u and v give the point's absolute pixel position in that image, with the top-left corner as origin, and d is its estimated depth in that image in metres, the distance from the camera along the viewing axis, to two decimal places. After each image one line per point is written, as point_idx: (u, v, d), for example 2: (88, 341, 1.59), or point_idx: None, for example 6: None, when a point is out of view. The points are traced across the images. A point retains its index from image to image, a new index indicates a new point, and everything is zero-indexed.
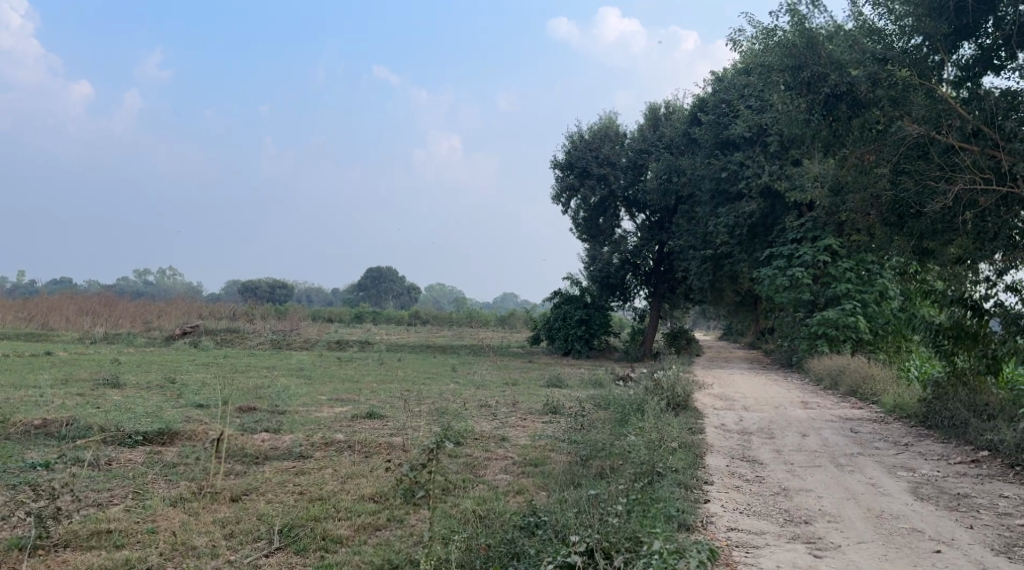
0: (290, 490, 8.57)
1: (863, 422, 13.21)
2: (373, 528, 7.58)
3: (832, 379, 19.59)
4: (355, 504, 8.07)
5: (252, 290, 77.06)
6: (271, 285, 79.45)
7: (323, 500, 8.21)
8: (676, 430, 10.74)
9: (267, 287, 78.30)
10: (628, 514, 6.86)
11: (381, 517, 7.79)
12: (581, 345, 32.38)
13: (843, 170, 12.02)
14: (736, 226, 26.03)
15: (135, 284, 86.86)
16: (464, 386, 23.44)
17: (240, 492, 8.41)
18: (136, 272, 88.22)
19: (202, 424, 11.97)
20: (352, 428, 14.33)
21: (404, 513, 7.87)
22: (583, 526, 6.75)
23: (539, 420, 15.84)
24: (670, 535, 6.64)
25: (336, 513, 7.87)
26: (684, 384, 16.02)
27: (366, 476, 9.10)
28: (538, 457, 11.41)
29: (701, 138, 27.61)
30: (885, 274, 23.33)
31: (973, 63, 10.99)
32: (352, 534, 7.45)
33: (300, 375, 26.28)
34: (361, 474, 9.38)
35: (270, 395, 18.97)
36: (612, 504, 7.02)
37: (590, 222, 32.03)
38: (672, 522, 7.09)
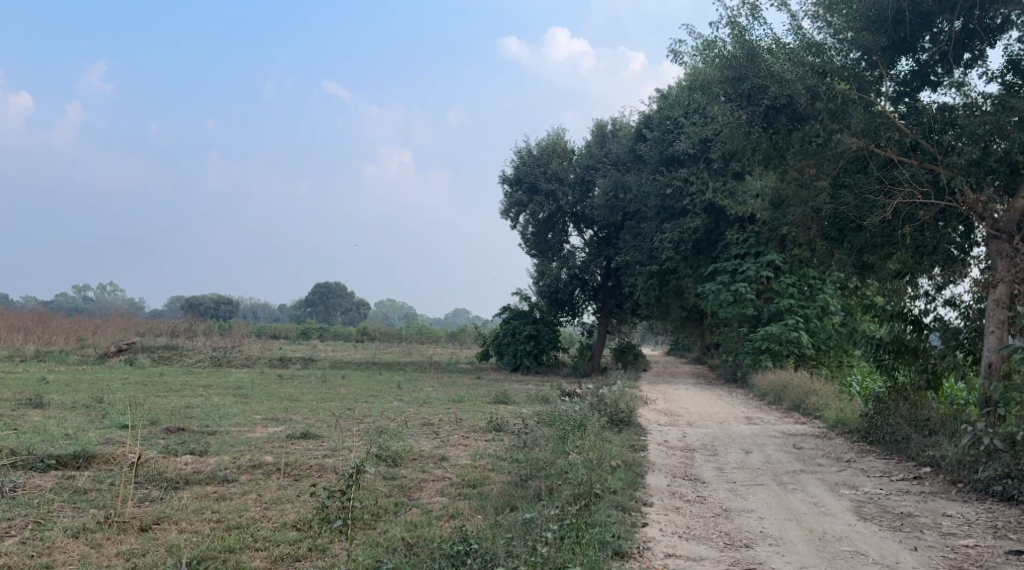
0: (206, 517, 8.20)
1: (806, 437, 13.12)
2: (292, 559, 7.24)
3: (776, 394, 19.60)
4: (275, 533, 7.73)
5: (195, 306, 75.42)
6: (214, 301, 77.86)
7: (241, 528, 7.90)
8: (618, 449, 10.46)
9: (211, 303, 76.76)
10: (559, 544, 6.66)
11: (301, 547, 7.45)
12: (530, 361, 32.10)
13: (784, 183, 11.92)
14: (681, 242, 26.05)
15: (74, 300, 84.56)
16: (406, 404, 23.00)
17: (149, 521, 7.96)
18: (75, 288, 85.89)
19: (122, 445, 11.38)
20: (286, 449, 13.82)
21: (326, 543, 7.50)
22: (512, 555, 6.42)
23: (481, 439, 15.49)
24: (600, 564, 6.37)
25: (253, 543, 7.50)
26: (629, 400, 15.82)
27: (291, 501, 8.99)
28: (476, 479, 11.07)
29: (646, 154, 27.61)
30: (827, 289, 23.61)
31: (911, 77, 11.11)
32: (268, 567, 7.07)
33: (238, 393, 25.56)
34: (286, 500, 9.06)
35: (204, 415, 18.32)
36: (541, 533, 6.81)
37: (539, 238, 31.66)
38: (606, 549, 6.77)
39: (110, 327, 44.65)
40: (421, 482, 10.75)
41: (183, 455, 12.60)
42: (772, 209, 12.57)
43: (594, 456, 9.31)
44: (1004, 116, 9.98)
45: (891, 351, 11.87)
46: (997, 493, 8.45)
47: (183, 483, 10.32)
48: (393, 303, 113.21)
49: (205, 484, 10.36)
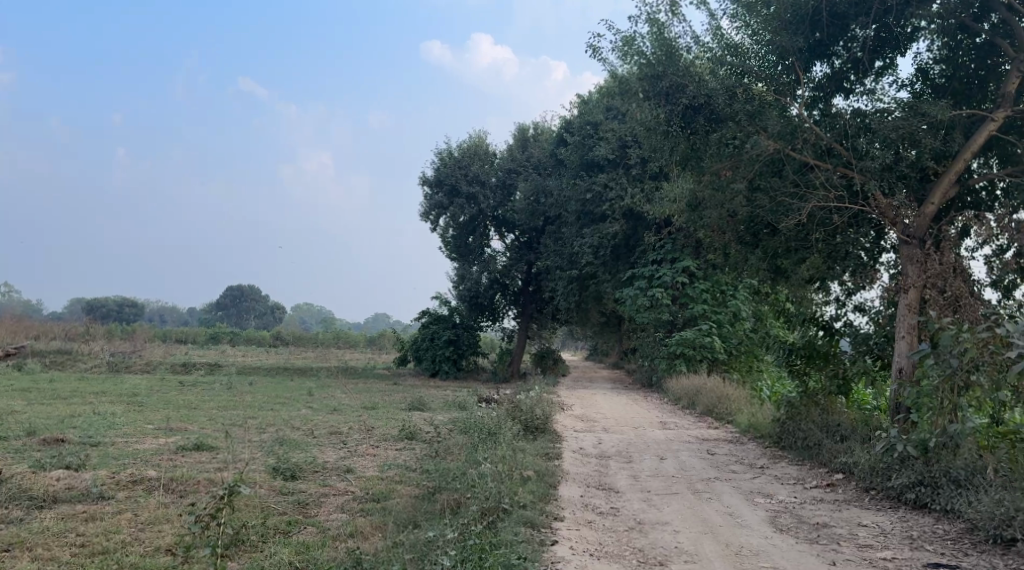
0: (67, 541, 8.37)
1: (719, 442, 12.97)
2: None
3: (689, 400, 19.57)
4: (140, 560, 7.88)
5: (97, 308, 72.31)
6: (118, 303, 74.79)
7: (106, 554, 8.05)
8: (531, 458, 10.06)
9: (117, 306, 73.76)
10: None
11: None
12: (449, 366, 31.59)
13: (701, 185, 11.74)
14: (600, 246, 25.91)
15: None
16: (314, 411, 22.21)
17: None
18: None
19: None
20: (179, 463, 12.99)
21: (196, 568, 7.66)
22: None
23: (389, 448, 14.91)
24: None
25: (117, 568, 7.72)
26: (544, 406, 15.48)
27: (166, 522, 9.05)
28: (381, 494, 10.53)
29: (567, 158, 27.39)
30: (739, 296, 23.80)
31: (826, 81, 11.05)
32: None
33: (133, 401, 24.33)
34: (161, 520, 9.15)
35: (92, 426, 17.23)
36: (436, 558, 6.39)
37: (459, 241, 31.09)
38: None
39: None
40: (322, 499, 10.54)
41: (61, 472, 11.68)
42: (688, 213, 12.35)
43: (504, 466, 8.91)
44: (916, 121, 9.99)
45: (802, 356, 11.72)
46: (910, 500, 8.35)
47: (49, 500, 10.19)
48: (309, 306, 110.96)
49: (74, 501, 10.22)
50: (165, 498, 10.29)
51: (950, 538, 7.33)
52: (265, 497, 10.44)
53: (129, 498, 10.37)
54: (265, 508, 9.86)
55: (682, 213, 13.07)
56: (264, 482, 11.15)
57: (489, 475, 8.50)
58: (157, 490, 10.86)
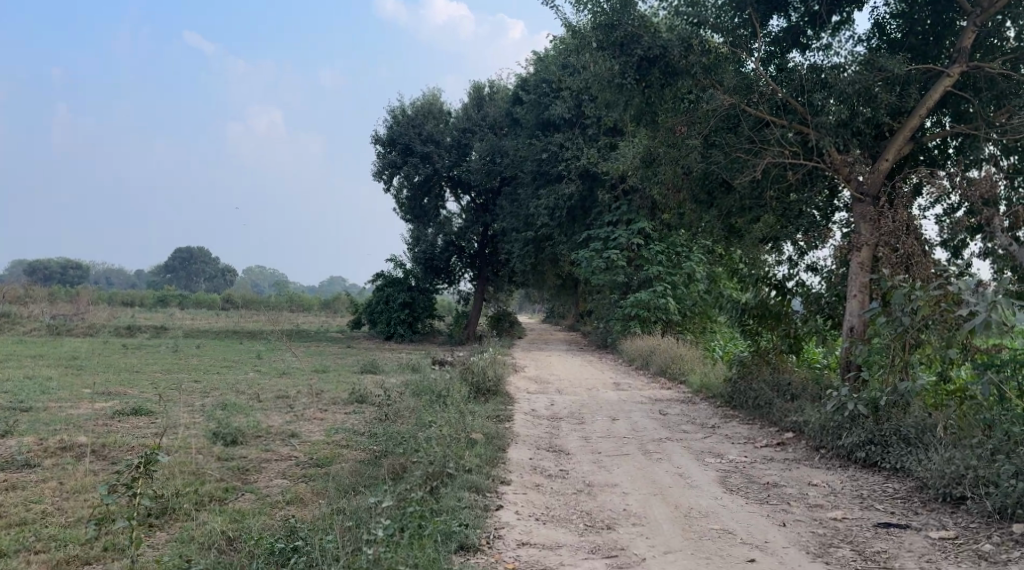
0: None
1: (672, 402, 12.90)
2: (81, 562, 7.11)
3: (643, 361, 19.53)
4: (61, 531, 7.61)
5: (40, 270, 70.28)
6: (63, 265, 72.82)
7: (25, 525, 7.78)
8: (481, 420, 9.84)
9: (64, 269, 71.88)
10: (391, 539, 6.11)
11: (94, 546, 7.33)
12: (404, 329, 31.27)
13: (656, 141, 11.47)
14: (555, 208, 25.62)
15: None
16: (263, 375, 21.78)
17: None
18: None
19: None
20: (117, 429, 12.56)
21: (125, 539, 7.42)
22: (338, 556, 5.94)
23: (338, 411, 14.59)
24: (437, 558, 5.87)
25: (37, 540, 7.45)
26: (496, 367, 15.27)
27: (91, 491, 8.77)
28: (327, 458, 10.27)
29: (523, 117, 26.97)
30: (694, 257, 23.75)
31: (782, 37, 10.84)
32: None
33: (75, 365, 23.65)
34: (87, 488, 8.88)
35: (28, 391, 16.64)
36: (372, 527, 6.22)
37: (414, 201, 30.70)
38: (450, 541, 6.21)
39: None
40: (262, 464, 10.32)
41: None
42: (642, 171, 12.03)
43: (452, 428, 8.71)
44: (872, 77, 9.83)
45: (755, 315, 11.63)
46: (860, 459, 8.31)
47: None
48: (263, 270, 109.17)
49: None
50: (99, 467, 9.90)
51: (899, 497, 7.29)
52: (204, 463, 10.11)
53: (58, 467, 9.95)
54: (204, 475, 9.54)
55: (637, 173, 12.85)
56: (205, 447, 10.79)
57: (436, 438, 8.28)
58: (90, 458, 10.47)
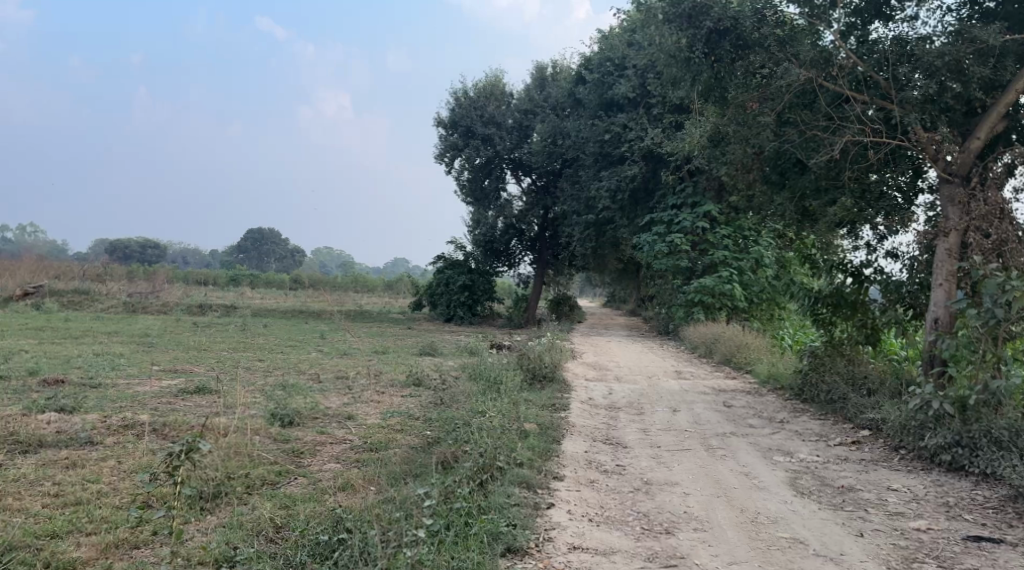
0: (41, 491, 7.76)
1: (737, 393, 12.36)
2: (128, 547, 6.85)
3: (707, 348, 18.93)
4: (113, 513, 7.36)
5: (122, 249, 72.49)
6: (142, 245, 74.78)
7: (78, 506, 7.48)
8: (536, 409, 9.47)
9: (140, 247, 73.85)
10: (434, 538, 5.84)
11: (143, 531, 7.04)
12: (464, 312, 31.07)
13: (725, 118, 10.89)
14: (618, 190, 25.01)
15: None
16: (324, 355, 21.80)
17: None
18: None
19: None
20: (177, 407, 12.54)
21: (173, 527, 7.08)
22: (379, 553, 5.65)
23: (395, 394, 14.40)
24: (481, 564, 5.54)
25: (86, 525, 7.14)
26: (555, 353, 14.88)
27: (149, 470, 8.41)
28: (381, 442, 10.03)
29: (586, 97, 26.38)
30: (763, 243, 22.85)
31: (865, 7, 10.08)
32: (96, 556, 6.69)
33: (143, 342, 24.05)
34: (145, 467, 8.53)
35: (96, 367, 16.87)
36: (414, 524, 5.95)
37: (475, 184, 30.43)
38: (496, 544, 5.89)
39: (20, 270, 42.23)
40: (316, 447, 9.83)
41: (52, 415, 11.23)
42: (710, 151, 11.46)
43: (504, 418, 8.36)
44: (964, 48, 9.09)
45: (829, 304, 11.01)
46: (945, 462, 7.69)
47: (36, 444, 9.52)
48: (330, 251, 110.53)
49: (61, 446, 9.56)
50: (153, 448, 9.51)
51: (990, 507, 6.68)
52: (257, 443, 9.97)
53: (119, 446, 9.62)
54: (257, 459, 9.03)
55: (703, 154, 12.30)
56: (261, 428, 10.65)
57: (487, 427, 7.93)
58: (150, 437, 10.24)
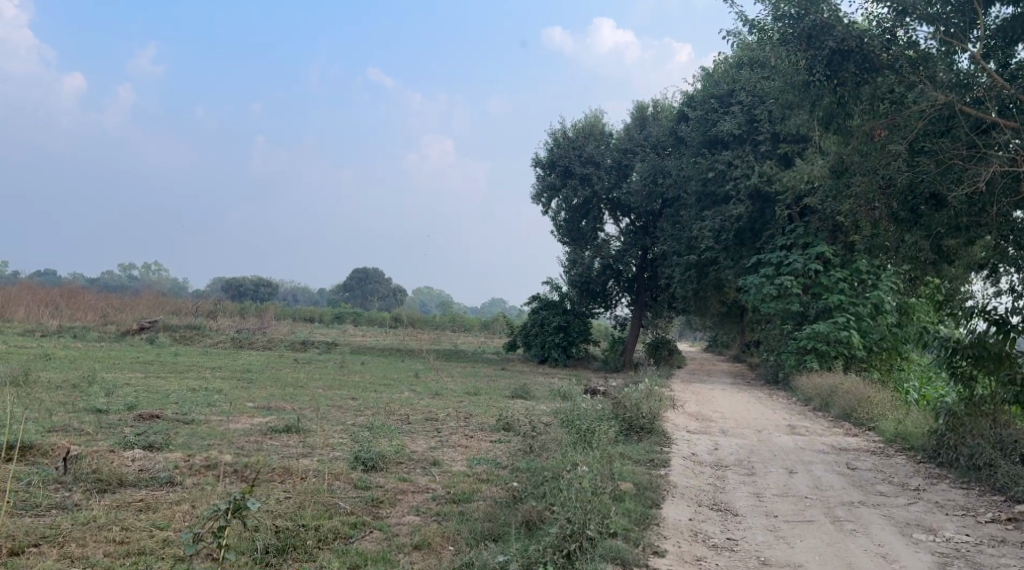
0: (106, 535, 7.19)
1: (861, 455, 11.18)
2: None
3: (822, 400, 17.58)
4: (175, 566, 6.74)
5: (235, 286, 74.73)
6: (255, 282, 76.93)
7: (140, 556, 6.88)
8: (635, 466, 8.63)
9: (251, 284, 76.12)
10: None
11: None
12: (559, 353, 30.26)
13: (849, 148, 10.03)
14: (721, 230, 23.94)
15: (116, 277, 84.60)
16: (417, 395, 21.29)
17: (24, 543, 6.95)
18: (121, 267, 85.97)
19: (60, 451, 9.94)
20: (261, 445, 12.09)
21: None
22: None
23: (484, 440, 13.65)
24: None
25: None
26: (656, 402, 13.96)
27: None
28: (467, 492, 9.31)
29: (689, 135, 25.47)
30: (883, 286, 21.08)
31: (1010, 25, 8.97)
32: None
33: (242, 378, 24.10)
34: None
35: (189, 402, 16.75)
36: None
37: (571, 224, 29.83)
38: None
39: (137, 306, 43.70)
40: (397, 496, 9.09)
41: (135, 451, 10.89)
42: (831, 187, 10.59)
43: (596, 475, 7.58)
44: None
45: (969, 356, 9.76)
46: None
47: (116, 483, 9.04)
48: (430, 290, 111.67)
49: (139, 487, 9.05)
50: (229, 489, 8.79)
51: None
52: (336, 486, 9.43)
53: (196, 488, 8.94)
54: (332, 507, 8.19)
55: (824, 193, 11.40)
56: (342, 472, 10.03)
57: (578, 484, 7.12)
58: (230, 478, 9.61)
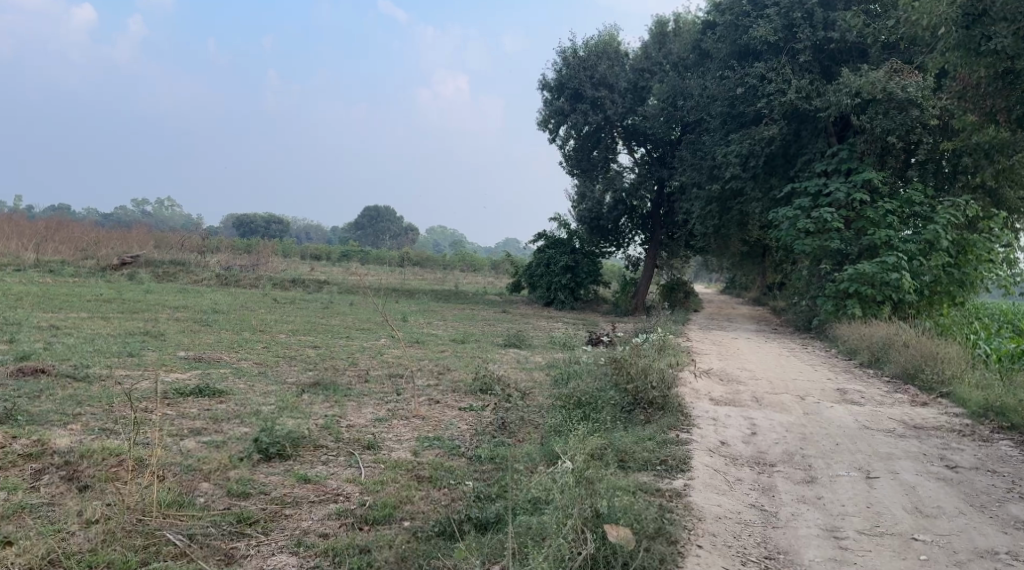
0: None
1: (953, 445, 8.16)
2: None
3: (870, 355, 14.54)
4: None
5: (244, 223, 71.59)
6: (262, 218, 73.63)
7: None
8: (630, 491, 5.72)
9: (262, 221, 72.98)
10: None
11: None
12: (565, 295, 27.19)
13: None
14: (750, 156, 20.50)
15: (124, 213, 81.84)
16: (393, 343, 18.22)
17: None
18: (134, 201, 83.23)
19: None
20: (144, 415, 9.01)
21: None
22: None
23: (449, 404, 10.61)
24: None
25: None
26: (671, 359, 10.96)
27: None
28: (391, 502, 6.29)
29: (715, 46, 21.86)
30: (939, 220, 17.49)
31: None
32: None
33: (202, 320, 20.98)
34: None
35: (105, 351, 13.67)
36: None
37: (581, 154, 26.39)
38: None
39: (128, 240, 40.37)
40: (283, 511, 6.13)
41: None
42: (956, 47, 8.94)
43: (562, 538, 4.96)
44: None
45: None
46: None
47: None
48: (444, 230, 108.86)
49: None
50: (21, 501, 5.93)
51: None
52: (202, 487, 6.51)
53: None
54: (155, 542, 5.50)
55: (949, 62, 9.60)
56: (218, 466, 6.91)
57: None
58: (51, 478, 6.66)
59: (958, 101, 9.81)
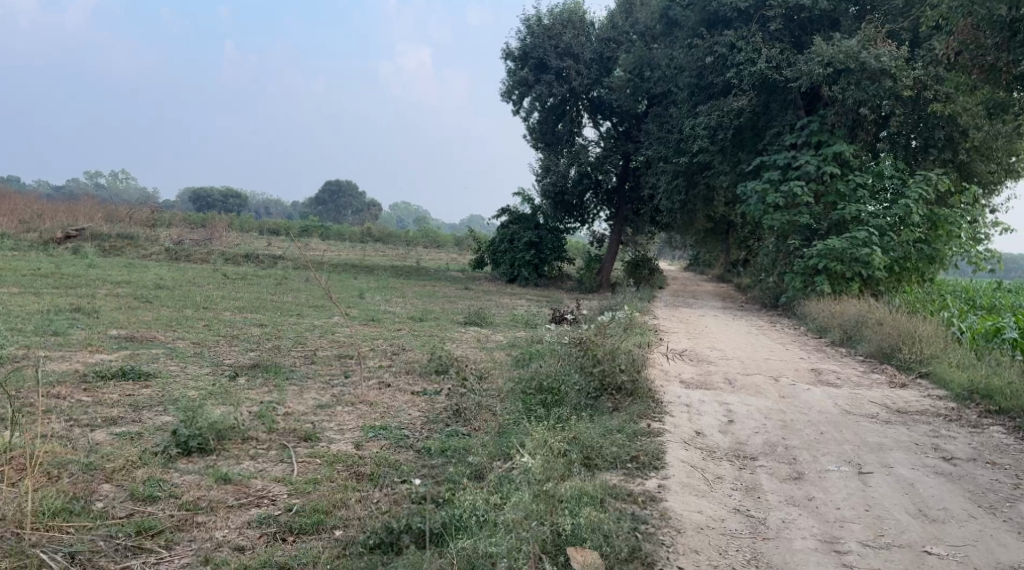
0: None
1: (943, 432, 7.51)
2: None
3: (842, 333, 13.96)
4: None
5: (200, 197, 69.56)
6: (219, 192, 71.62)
7: None
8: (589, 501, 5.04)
9: (220, 195, 70.97)
10: None
11: None
12: (529, 272, 26.43)
13: None
14: (719, 128, 19.74)
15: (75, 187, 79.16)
16: (346, 321, 17.28)
17: None
18: (89, 174, 80.59)
19: None
20: (54, 403, 8.06)
21: None
22: None
23: (400, 388, 9.78)
24: None
25: None
26: (638, 339, 10.21)
27: None
28: (322, 506, 5.49)
29: (683, 13, 20.99)
30: (910, 194, 16.90)
31: None
32: None
33: (143, 296, 19.78)
34: None
35: (28, 330, 12.54)
36: None
37: (545, 127, 25.48)
38: None
39: (74, 211, 38.74)
40: (193, 520, 5.34)
41: None
42: None
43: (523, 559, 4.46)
44: None
45: None
46: None
47: None
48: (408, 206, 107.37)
49: None
50: None
51: None
52: (99, 491, 5.64)
53: None
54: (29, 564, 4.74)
55: (939, 19, 8.73)
56: (122, 466, 5.98)
57: None
58: None
59: (946, 65, 9.03)
